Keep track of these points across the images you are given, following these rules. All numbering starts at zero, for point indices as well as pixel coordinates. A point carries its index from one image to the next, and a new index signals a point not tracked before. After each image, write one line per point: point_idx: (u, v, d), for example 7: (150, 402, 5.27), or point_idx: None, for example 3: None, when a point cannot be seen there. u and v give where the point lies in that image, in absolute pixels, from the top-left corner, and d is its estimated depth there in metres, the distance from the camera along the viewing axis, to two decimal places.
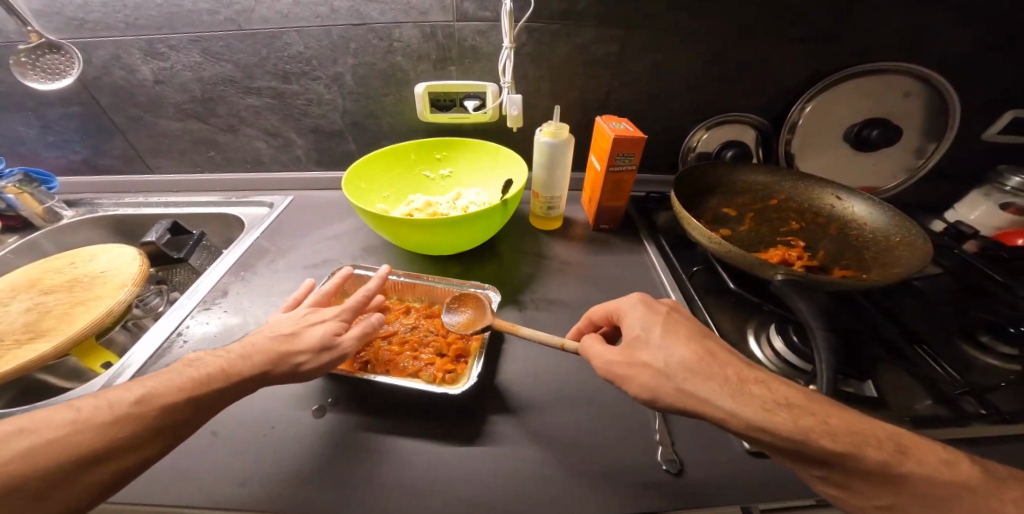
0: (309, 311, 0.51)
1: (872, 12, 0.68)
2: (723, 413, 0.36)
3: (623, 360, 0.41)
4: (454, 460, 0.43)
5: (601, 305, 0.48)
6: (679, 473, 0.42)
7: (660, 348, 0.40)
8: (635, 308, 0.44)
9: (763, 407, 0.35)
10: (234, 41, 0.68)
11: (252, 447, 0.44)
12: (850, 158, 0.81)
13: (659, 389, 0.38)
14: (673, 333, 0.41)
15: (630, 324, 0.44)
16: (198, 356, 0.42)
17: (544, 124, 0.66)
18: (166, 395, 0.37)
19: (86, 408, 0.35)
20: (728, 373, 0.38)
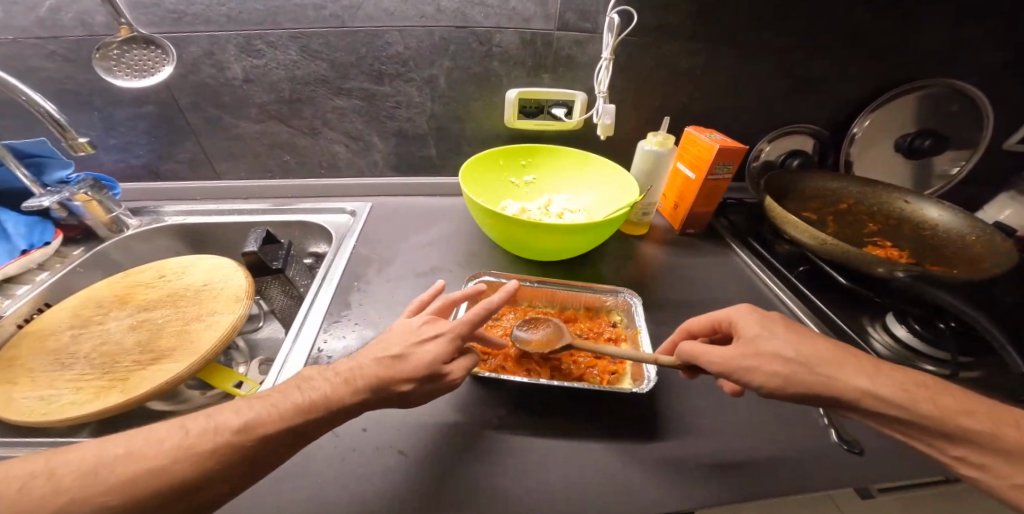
0: (426, 319, 0.45)
1: (930, 31, 0.76)
2: (859, 391, 0.37)
3: (746, 354, 0.40)
4: (650, 460, 0.44)
5: (707, 315, 0.47)
6: (862, 452, 0.45)
7: (784, 339, 0.40)
8: (749, 314, 0.43)
9: (900, 388, 0.37)
10: (334, 38, 0.66)
11: (446, 458, 0.44)
12: (898, 166, 0.90)
13: (792, 376, 0.38)
14: (795, 332, 0.41)
15: (744, 324, 0.43)
16: (311, 374, 0.39)
17: (653, 133, 0.68)
18: (267, 423, 0.34)
19: (193, 432, 0.33)
20: (852, 359, 0.39)
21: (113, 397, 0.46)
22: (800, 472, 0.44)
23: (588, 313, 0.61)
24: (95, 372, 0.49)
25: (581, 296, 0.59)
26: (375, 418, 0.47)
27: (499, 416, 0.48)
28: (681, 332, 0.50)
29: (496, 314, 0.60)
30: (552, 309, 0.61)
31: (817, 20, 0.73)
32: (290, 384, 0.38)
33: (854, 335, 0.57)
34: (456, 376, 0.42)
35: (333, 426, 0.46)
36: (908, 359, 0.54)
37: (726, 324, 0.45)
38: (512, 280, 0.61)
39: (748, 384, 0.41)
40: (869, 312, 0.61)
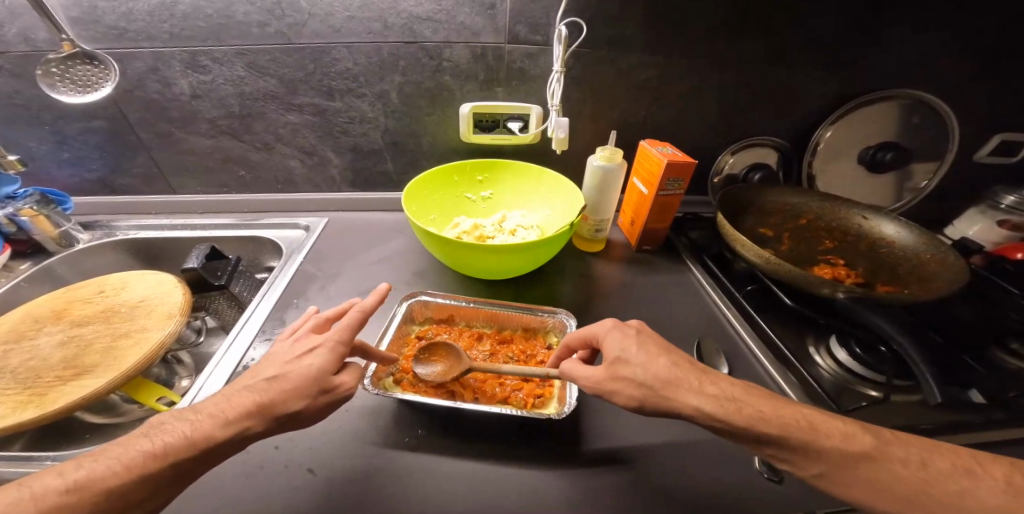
0: (302, 339, 0.44)
1: (887, 44, 0.75)
2: (691, 409, 0.37)
3: (602, 376, 0.41)
4: (564, 483, 0.43)
5: (577, 332, 0.47)
6: (781, 480, 0.44)
7: (638, 362, 0.39)
8: (610, 331, 0.43)
9: (716, 400, 0.37)
10: (281, 55, 0.66)
11: (356, 481, 0.43)
12: (863, 180, 0.88)
13: (645, 399, 0.38)
14: (649, 350, 0.40)
15: (608, 345, 0.42)
16: (162, 419, 0.36)
17: (601, 148, 0.67)
18: (104, 478, 0.31)
19: (4, 503, 0.29)
20: (691, 376, 0.38)
21: (29, 412, 0.46)
22: (720, 500, 0.42)
23: (526, 334, 0.60)
24: (16, 387, 0.49)
25: (518, 317, 0.59)
26: (290, 436, 0.47)
27: (419, 437, 0.47)
28: (564, 346, 0.49)
29: (431, 333, 0.59)
30: (490, 329, 0.61)
31: (770, 32, 0.73)
32: (135, 435, 0.35)
33: (795, 357, 0.57)
34: (349, 387, 0.42)
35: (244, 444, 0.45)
36: (846, 382, 0.54)
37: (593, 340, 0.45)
38: (449, 299, 0.60)
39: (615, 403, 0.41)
40: (815, 332, 0.61)
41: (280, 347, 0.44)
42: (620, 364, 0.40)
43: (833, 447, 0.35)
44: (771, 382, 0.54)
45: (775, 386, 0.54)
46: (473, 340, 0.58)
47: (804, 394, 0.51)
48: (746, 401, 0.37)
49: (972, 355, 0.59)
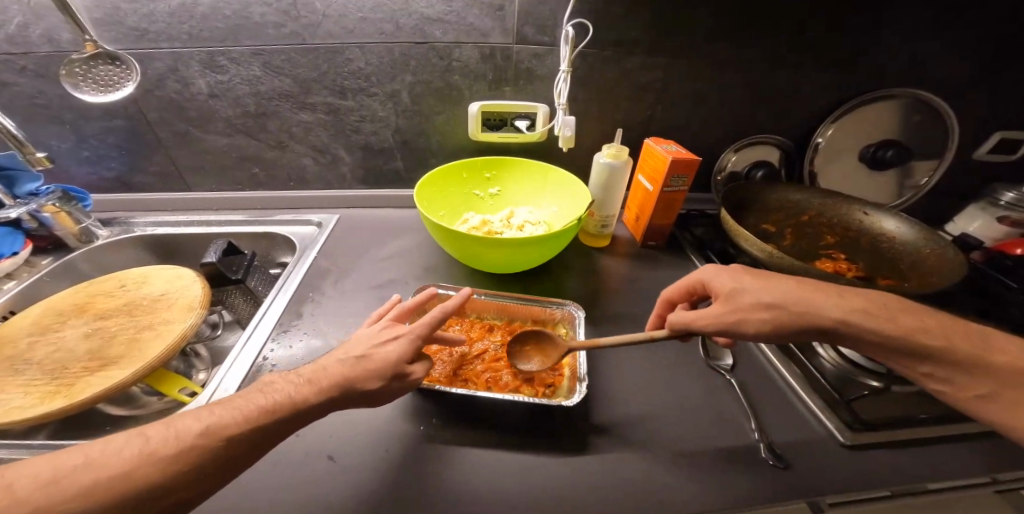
0: (387, 326, 0.46)
1: (888, 43, 0.76)
2: (834, 318, 0.41)
3: (724, 308, 0.44)
4: (575, 470, 0.45)
5: (678, 283, 0.52)
6: (786, 466, 0.45)
7: (757, 288, 0.44)
8: (716, 271, 0.48)
9: (850, 309, 0.41)
10: (296, 55, 0.68)
11: (373, 468, 0.44)
12: (863, 177, 0.89)
13: (779, 319, 0.41)
14: (762, 279, 0.45)
15: (720, 281, 0.46)
16: (272, 379, 0.39)
17: (607, 146, 0.69)
18: (231, 425, 0.34)
19: (154, 440, 0.33)
20: (817, 294, 0.42)
21: (57, 402, 0.48)
22: (727, 488, 0.44)
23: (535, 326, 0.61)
24: (45, 378, 0.51)
25: (528, 309, 0.60)
26: (312, 425, 0.48)
27: (434, 425, 0.49)
28: (664, 301, 0.55)
29: (443, 325, 0.60)
30: (500, 321, 0.62)
31: (772, 33, 0.74)
32: (251, 391, 0.38)
33: (799, 350, 0.59)
34: (418, 377, 0.43)
35: None
36: (850, 374, 0.55)
37: (696, 286, 0.50)
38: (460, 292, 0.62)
39: (746, 336, 0.43)
40: None
41: (365, 331, 0.46)
42: (734, 293, 0.44)
43: None
44: (775, 373, 0.56)
45: (779, 377, 0.55)
46: (484, 330, 0.59)
47: (809, 386, 0.53)
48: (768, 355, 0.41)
49: None
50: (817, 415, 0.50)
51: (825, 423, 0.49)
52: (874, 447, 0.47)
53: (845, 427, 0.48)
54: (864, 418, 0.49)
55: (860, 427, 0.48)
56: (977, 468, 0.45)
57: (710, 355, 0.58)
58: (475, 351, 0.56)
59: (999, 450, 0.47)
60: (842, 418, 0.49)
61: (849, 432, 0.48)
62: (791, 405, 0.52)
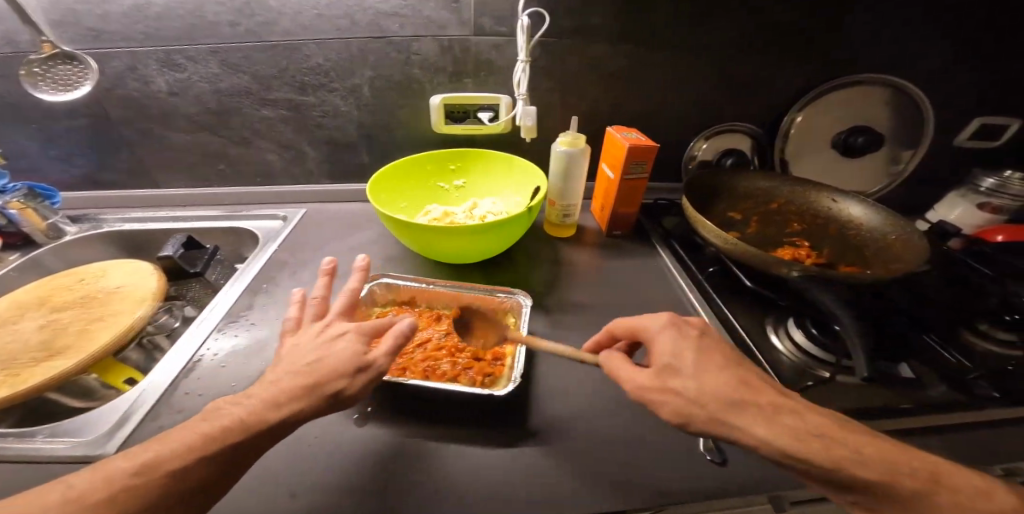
0: (322, 328, 0.44)
1: (858, 27, 0.74)
2: (758, 440, 0.34)
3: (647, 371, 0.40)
4: (504, 461, 0.44)
5: (623, 322, 0.45)
6: (723, 462, 0.44)
7: (692, 373, 0.38)
8: (665, 331, 0.42)
9: (792, 432, 0.34)
10: (253, 52, 0.68)
11: (299, 457, 0.43)
12: (839, 165, 0.87)
13: (691, 416, 0.36)
14: (707, 362, 0.39)
15: (659, 347, 0.41)
16: (218, 405, 0.37)
17: (563, 134, 0.68)
18: (171, 459, 0.32)
19: (79, 484, 0.30)
20: (760, 401, 0.36)
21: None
22: (657, 479, 0.42)
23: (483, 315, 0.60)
24: None
25: (477, 299, 0.60)
26: None
27: (368, 413, 0.48)
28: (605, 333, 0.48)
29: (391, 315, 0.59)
30: (449, 312, 0.61)
31: (736, 20, 0.73)
32: (196, 418, 0.36)
33: (753, 340, 0.57)
34: (385, 363, 0.40)
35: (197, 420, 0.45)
36: (802, 364, 0.53)
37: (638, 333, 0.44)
38: (411, 282, 0.61)
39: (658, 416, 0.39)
40: (777, 316, 0.61)
41: (298, 339, 0.44)
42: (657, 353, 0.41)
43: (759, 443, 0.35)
44: None
45: None
46: (431, 320, 0.59)
47: None
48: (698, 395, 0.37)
49: (937, 336, 0.57)
50: None
51: None
52: None
53: None
54: None
55: None
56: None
57: None
58: (418, 339, 0.55)
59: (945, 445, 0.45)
60: None
61: None
62: None
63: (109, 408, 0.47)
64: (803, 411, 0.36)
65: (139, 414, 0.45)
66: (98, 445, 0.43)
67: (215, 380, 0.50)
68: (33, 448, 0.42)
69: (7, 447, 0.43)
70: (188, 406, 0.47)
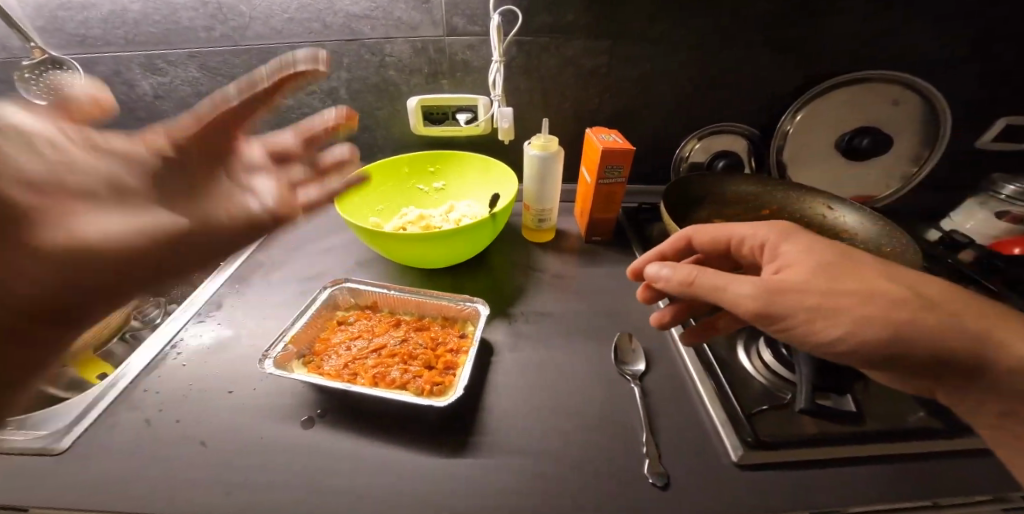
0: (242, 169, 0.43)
1: (861, 18, 0.68)
2: (852, 322, 0.36)
3: (755, 282, 0.38)
4: (442, 470, 0.43)
5: (710, 232, 0.50)
6: (665, 486, 0.41)
7: (797, 248, 0.41)
8: (784, 238, 0.43)
9: (870, 321, 0.35)
10: (230, 56, 0.70)
11: (239, 458, 0.44)
12: (841, 168, 0.81)
13: (808, 283, 0.37)
14: (800, 243, 0.42)
15: (783, 252, 0.42)
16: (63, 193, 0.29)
17: (533, 137, 0.66)
18: None
19: None
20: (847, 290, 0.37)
21: None
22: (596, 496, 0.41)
23: (445, 322, 0.59)
24: None
25: (437, 305, 0.59)
26: (193, 409, 0.47)
27: (316, 416, 0.48)
28: (654, 254, 0.55)
29: (351, 319, 0.59)
30: (411, 317, 0.61)
31: (721, 15, 0.69)
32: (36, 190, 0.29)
33: (720, 358, 0.54)
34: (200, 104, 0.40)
35: (149, 416, 0.46)
36: (771, 385, 0.50)
37: (734, 244, 0.48)
38: (374, 286, 0.61)
39: (741, 287, 0.39)
40: (750, 331, 0.57)
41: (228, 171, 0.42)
42: (740, 285, 0.38)
43: (910, 327, 0.35)
44: (690, 383, 0.52)
45: (692, 387, 0.51)
46: (390, 324, 0.58)
47: (718, 396, 0.49)
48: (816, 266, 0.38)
49: None
50: (717, 428, 0.46)
51: (721, 437, 0.45)
52: (769, 466, 0.43)
53: (739, 442, 0.44)
54: (765, 436, 0.44)
55: (754, 444, 0.43)
56: (874, 493, 0.41)
57: (621, 360, 0.55)
58: (373, 345, 0.54)
59: (909, 475, 0.42)
60: (741, 432, 0.45)
61: (743, 450, 0.43)
62: (693, 413, 0.48)
63: (69, 404, 0.48)
64: (763, 285, 0.38)
65: (98, 409, 0.46)
66: (54, 438, 0.43)
67: (173, 377, 0.50)
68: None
69: None
70: (144, 402, 0.47)
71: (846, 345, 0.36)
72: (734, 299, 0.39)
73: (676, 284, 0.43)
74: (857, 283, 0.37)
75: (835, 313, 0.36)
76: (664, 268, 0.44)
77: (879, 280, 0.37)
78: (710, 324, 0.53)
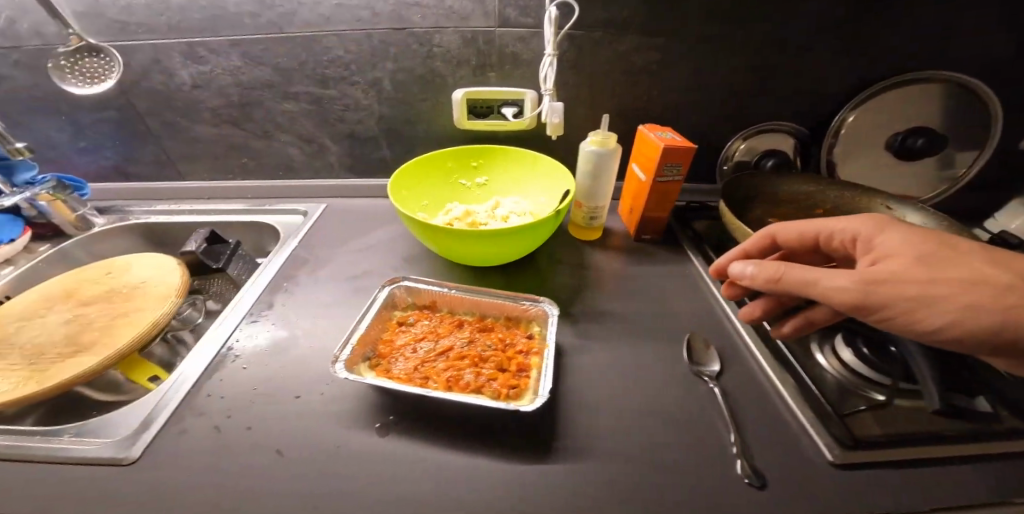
0: None
1: (922, 16, 0.67)
2: (951, 311, 0.37)
3: (851, 276, 0.40)
4: (527, 475, 0.42)
5: (795, 226, 0.51)
6: (764, 486, 0.40)
7: (896, 241, 0.42)
8: (879, 231, 0.44)
9: (970, 310, 0.37)
10: (274, 44, 0.67)
11: (319, 467, 0.42)
12: (891, 168, 0.80)
13: (907, 275, 0.39)
14: (898, 236, 0.43)
15: (881, 245, 0.43)
16: None
17: (593, 133, 0.64)
18: None
19: None
20: (946, 282, 0.38)
21: (28, 387, 0.48)
22: (690, 501, 0.40)
23: (508, 323, 0.58)
24: (22, 363, 0.51)
25: (501, 306, 0.57)
26: (262, 415, 0.45)
27: (388, 423, 0.46)
28: (736, 251, 0.56)
29: (412, 320, 0.57)
30: (472, 317, 0.59)
31: (781, 11, 0.67)
32: None
33: (796, 357, 0.53)
34: None
35: (218, 423, 0.44)
36: (850, 383, 0.49)
37: (823, 238, 0.49)
38: (433, 285, 0.59)
39: (835, 280, 0.40)
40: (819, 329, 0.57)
41: None
42: (833, 278, 0.40)
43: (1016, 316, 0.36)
44: (768, 382, 0.51)
45: (772, 388, 0.50)
46: (453, 325, 0.57)
47: (801, 396, 0.48)
48: (911, 258, 0.40)
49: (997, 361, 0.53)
50: (807, 427, 0.45)
51: (813, 436, 0.44)
52: (868, 466, 0.42)
53: (835, 443, 0.43)
54: (859, 435, 0.43)
55: (855, 444, 0.42)
56: (977, 494, 0.40)
57: (695, 360, 0.54)
58: (440, 347, 0.53)
59: (1008, 474, 0.41)
60: (834, 432, 0.44)
61: (841, 450, 0.42)
62: (776, 413, 0.47)
63: (125, 410, 0.45)
64: (857, 278, 0.39)
65: (161, 417, 0.44)
66: (119, 447, 0.41)
67: (236, 382, 0.48)
68: (59, 448, 0.41)
69: (28, 448, 0.42)
70: (210, 408, 0.45)
71: (949, 332, 0.38)
72: (830, 291, 0.40)
73: (763, 281, 0.45)
74: (956, 273, 0.38)
75: (933, 302, 0.38)
76: (749, 266, 0.46)
77: (979, 270, 0.38)
78: (806, 322, 0.50)
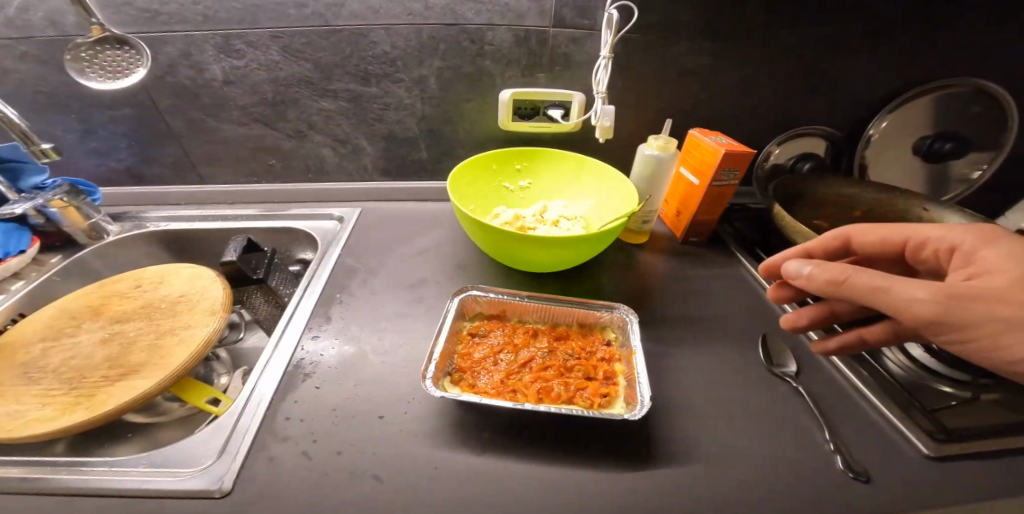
0: None
1: (956, 25, 0.70)
2: None
3: (932, 287, 0.35)
4: (639, 487, 0.40)
5: (877, 231, 0.48)
6: (868, 480, 0.41)
7: (1002, 255, 0.39)
8: (985, 244, 0.41)
9: None
10: (317, 38, 0.63)
11: (420, 492, 0.39)
12: (916, 170, 0.85)
13: (999, 295, 0.34)
14: (1005, 250, 0.39)
15: (984, 258, 0.39)
16: None
17: (654, 137, 0.64)
18: None
19: None
20: None
21: (78, 415, 0.43)
22: (804, 503, 0.40)
23: (581, 330, 0.57)
24: (62, 387, 0.46)
25: (574, 313, 0.56)
26: (351, 438, 0.43)
27: (480, 440, 0.44)
28: (798, 250, 0.53)
29: (484, 330, 0.55)
30: (542, 325, 0.58)
31: (829, 16, 0.68)
32: None
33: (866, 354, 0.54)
34: None
35: (307, 448, 0.42)
36: (921, 379, 0.51)
37: (913, 246, 0.46)
38: (500, 293, 0.58)
39: (917, 290, 0.35)
40: None
41: None
42: (914, 288, 0.35)
43: None
44: (843, 380, 0.52)
45: (849, 385, 0.51)
46: (527, 334, 0.55)
47: (882, 392, 0.49)
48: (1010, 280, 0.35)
49: None
50: (894, 423, 0.46)
51: (903, 431, 0.46)
52: (961, 458, 0.43)
53: (927, 437, 0.44)
54: (948, 429, 0.45)
55: (944, 439, 0.44)
56: None
57: (772, 361, 0.54)
58: (522, 359, 0.51)
59: None
60: (923, 428, 0.45)
61: (934, 444, 0.44)
62: (859, 410, 0.49)
63: (203, 435, 0.42)
64: (948, 292, 0.34)
65: (246, 443, 0.42)
66: (208, 478, 0.39)
67: (315, 404, 0.46)
68: (138, 481, 0.38)
69: (103, 481, 0.38)
70: (294, 432, 0.43)
71: None
72: (904, 302, 0.35)
73: (823, 282, 0.39)
74: None
75: None
76: (808, 264, 0.41)
77: None
78: (858, 340, 0.48)
